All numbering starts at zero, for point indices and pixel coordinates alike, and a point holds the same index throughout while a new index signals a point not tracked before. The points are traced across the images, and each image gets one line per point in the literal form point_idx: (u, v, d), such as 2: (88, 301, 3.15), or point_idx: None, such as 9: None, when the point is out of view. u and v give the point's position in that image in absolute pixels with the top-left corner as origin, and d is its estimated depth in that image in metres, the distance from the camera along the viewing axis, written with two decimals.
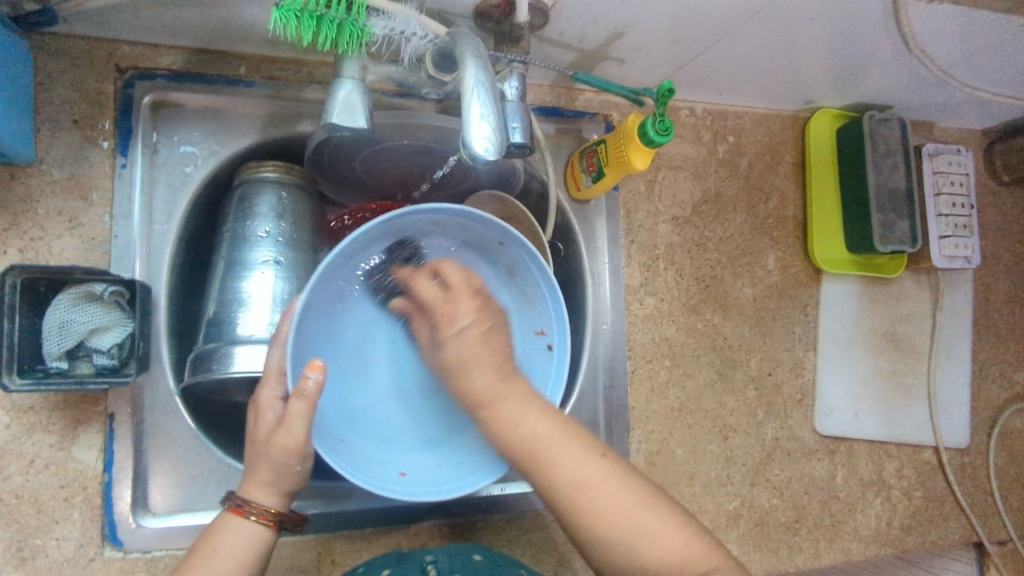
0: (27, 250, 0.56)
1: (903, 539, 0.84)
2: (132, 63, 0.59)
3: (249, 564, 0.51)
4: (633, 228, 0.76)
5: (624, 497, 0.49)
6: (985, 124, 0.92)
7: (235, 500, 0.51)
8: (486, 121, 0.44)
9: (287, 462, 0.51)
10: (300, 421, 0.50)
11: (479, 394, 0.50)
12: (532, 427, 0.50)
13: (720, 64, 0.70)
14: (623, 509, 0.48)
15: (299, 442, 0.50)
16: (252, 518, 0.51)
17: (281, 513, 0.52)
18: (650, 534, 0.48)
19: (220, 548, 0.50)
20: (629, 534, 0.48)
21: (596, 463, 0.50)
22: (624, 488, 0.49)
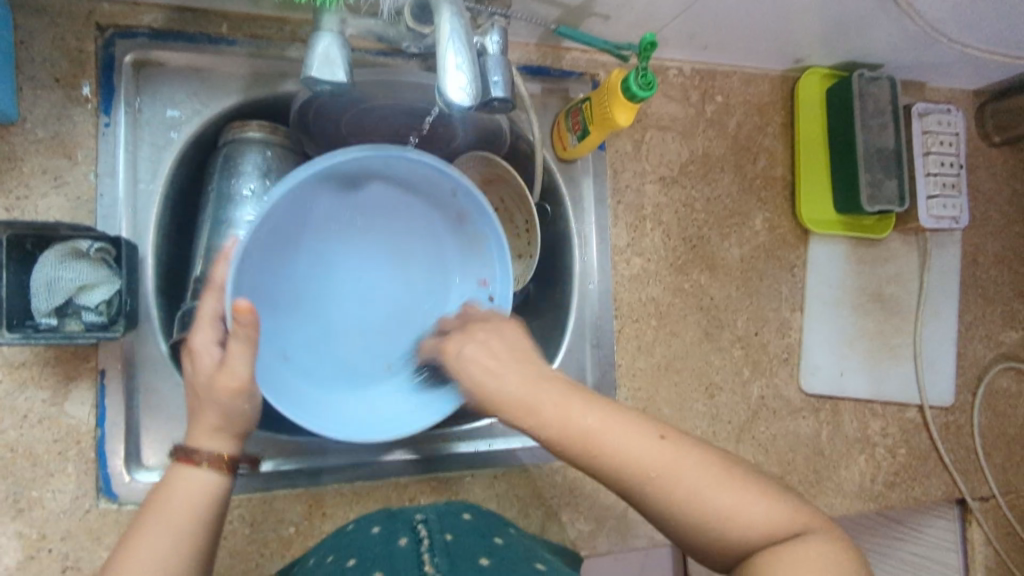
0: (13, 209, 0.56)
1: (886, 495, 0.85)
2: (112, 21, 0.59)
3: (202, 513, 0.49)
4: (620, 189, 0.76)
5: (676, 460, 0.47)
6: (977, 84, 0.92)
7: (183, 449, 0.51)
8: (461, 71, 0.44)
9: (232, 403, 0.53)
10: (242, 360, 0.52)
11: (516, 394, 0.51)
12: (583, 404, 0.49)
13: (708, 21, 0.70)
14: (676, 470, 0.47)
15: (243, 380, 0.52)
16: (202, 464, 0.51)
17: (234, 457, 0.52)
18: (709, 495, 0.46)
19: (171, 497, 0.49)
20: (681, 488, 0.46)
21: (637, 421, 0.49)
22: (681, 450, 0.48)
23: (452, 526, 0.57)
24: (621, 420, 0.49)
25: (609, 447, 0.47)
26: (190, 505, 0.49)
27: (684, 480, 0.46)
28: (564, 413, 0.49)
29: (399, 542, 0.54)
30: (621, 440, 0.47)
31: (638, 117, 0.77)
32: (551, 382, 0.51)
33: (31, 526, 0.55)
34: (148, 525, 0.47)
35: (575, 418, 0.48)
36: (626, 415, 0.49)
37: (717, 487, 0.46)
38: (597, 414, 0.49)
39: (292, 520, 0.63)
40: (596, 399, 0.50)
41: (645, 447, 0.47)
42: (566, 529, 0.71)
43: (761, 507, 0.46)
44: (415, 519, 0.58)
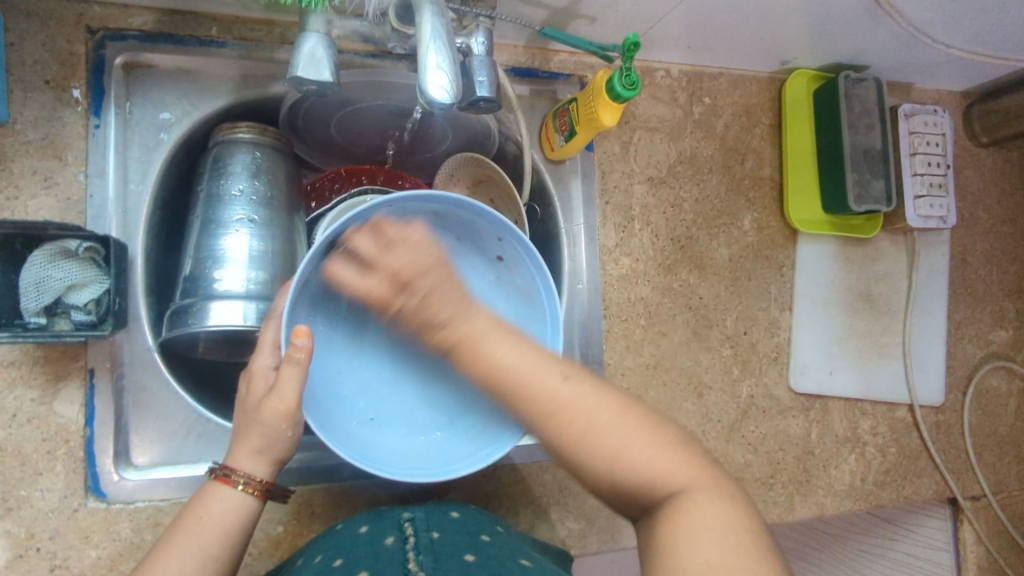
0: (3, 209, 0.56)
1: (877, 494, 0.85)
2: (102, 23, 0.59)
3: (233, 532, 0.52)
4: (608, 189, 0.77)
5: (585, 398, 0.47)
6: (964, 85, 0.92)
7: (224, 470, 0.52)
8: (442, 70, 0.45)
9: (277, 428, 0.52)
10: (292, 386, 0.51)
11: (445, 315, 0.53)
12: (487, 327, 0.52)
13: (693, 23, 0.70)
14: (586, 410, 0.46)
15: (291, 405, 0.52)
16: (240, 487, 0.52)
17: (269, 483, 0.53)
18: (618, 442, 0.46)
19: (204, 515, 0.51)
20: (577, 426, 0.46)
21: (550, 359, 0.49)
22: (594, 395, 0.47)
23: (439, 525, 0.58)
24: (536, 358, 0.49)
25: (529, 384, 0.48)
26: (226, 524, 0.51)
27: (594, 422, 0.46)
28: (483, 350, 0.50)
29: (386, 541, 0.55)
30: (541, 380, 0.48)
31: (626, 118, 0.78)
32: (479, 314, 0.53)
33: (19, 525, 0.55)
34: (178, 542, 0.50)
35: (496, 359, 0.49)
36: (545, 356, 0.50)
37: (622, 433, 0.46)
38: (519, 350, 0.50)
39: (281, 519, 0.63)
40: (511, 335, 0.51)
41: (562, 390, 0.47)
42: (555, 528, 0.71)
43: (657, 449, 0.46)
44: (402, 518, 0.58)
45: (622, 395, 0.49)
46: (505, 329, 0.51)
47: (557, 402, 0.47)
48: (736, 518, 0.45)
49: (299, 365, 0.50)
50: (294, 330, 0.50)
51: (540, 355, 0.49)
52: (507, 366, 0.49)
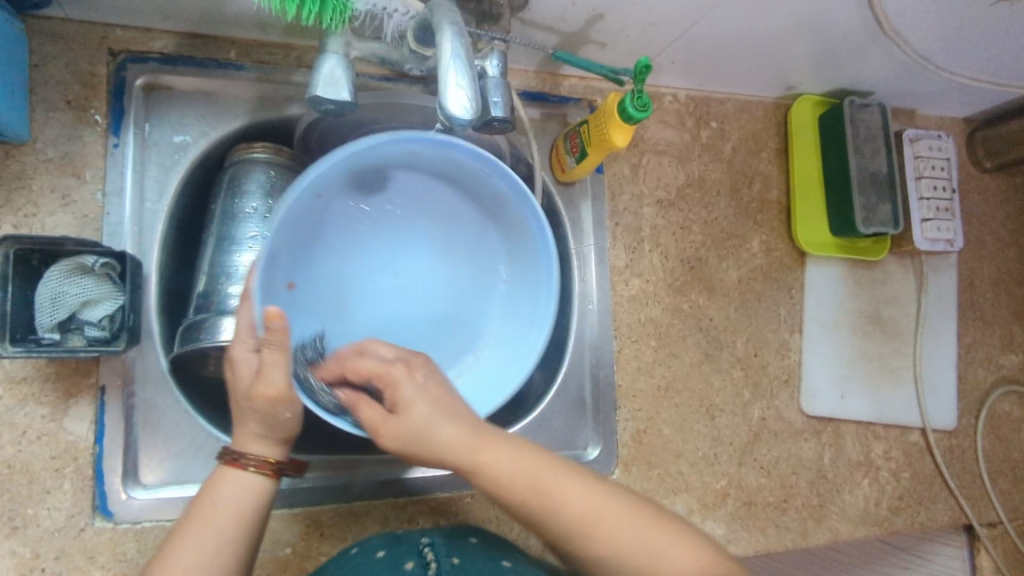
0: (21, 226, 0.57)
1: (891, 520, 0.84)
2: (124, 46, 0.61)
3: (249, 515, 0.51)
4: (618, 211, 0.77)
5: (604, 504, 0.51)
6: (966, 111, 0.94)
7: (231, 453, 0.52)
8: (462, 89, 0.46)
9: (274, 412, 0.51)
10: (278, 368, 0.50)
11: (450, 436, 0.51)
12: (510, 447, 0.52)
13: (702, 49, 0.72)
14: (609, 520, 0.51)
15: (281, 389, 0.50)
16: (251, 468, 0.51)
17: (279, 461, 0.53)
18: (642, 541, 0.50)
19: (216, 500, 0.50)
20: (609, 536, 0.50)
21: (577, 474, 0.52)
22: (607, 494, 0.52)
23: (459, 550, 0.57)
24: (548, 464, 0.52)
25: (558, 497, 0.51)
26: (239, 506, 0.50)
27: (615, 535, 0.50)
28: (507, 464, 0.51)
29: (406, 566, 0.54)
30: (570, 495, 0.51)
31: (636, 141, 0.79)
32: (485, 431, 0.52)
33: (25, 544, 0.55)
34: (194, 526, 0.49)
35: (528, 476, 0.51)
36: (561, 466, 0.52)
37: (651, 532, 0.51)
38: (536, 462, 0.52)
39: (289, 540, 0.62)
40: (513, 441, 0.53)
41: (587, 499, 0.51)
42: (567, 553, 0.70)
43: (682, 548, 0.51)
44: (422, 542, 0.58)
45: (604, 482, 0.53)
46: (517, 442, 0.52)
47: (585, 513, 0.50)
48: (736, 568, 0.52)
49: (281, 347, 0.49)
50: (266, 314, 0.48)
51: (555, 463, 0.52)
52: (534, 478, 0.51)
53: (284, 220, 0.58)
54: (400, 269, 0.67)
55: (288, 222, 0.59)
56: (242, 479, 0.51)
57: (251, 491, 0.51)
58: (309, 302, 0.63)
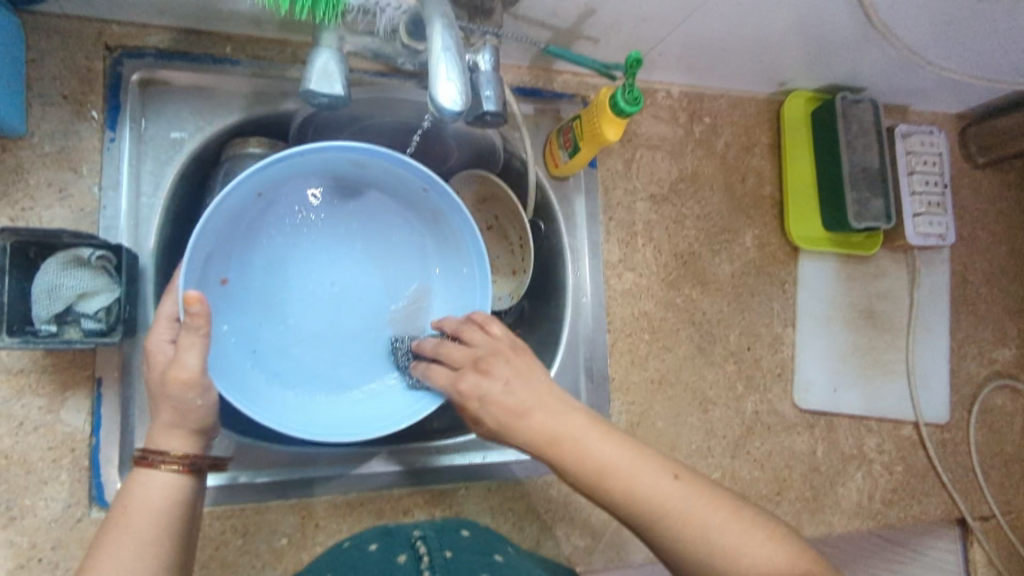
0: (18, 219, 0.58)
1: (885, 513, 0.85)
2: (120, 42, 0.61)
3: (167, 517, 0.49)
4: (612, 206, 0.78)
5: (677, 495, 0.50)
6: (958, 107, 0.94)
7: (140, 453, 0.50)
8: (452, 82, 0.47)
9: (187, 398, 0.50)
10: (193, 352, 0.49)
11: (521, 397, 0.54)
12: (585, 426, 0.53)
13: (694, 44, 0.72)
14: (676, 510, 0.50)
15: (196, 373, 0.49)
16: (161, 467, 0.50)
17: (192, 456, 0.51)
18: (715, 535, 0.49)
19: (132, 503, 0.48)
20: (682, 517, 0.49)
21: (654, 459, 0.52)
22: (689, 491, 0.50)
23: (452, 543, 0.57)
24: (638, 451, 0.52)
25: (623, 479, 0.51)
26: (156, 507, 0.49)
27: (685, 524, 0.49)
28: (578, 449, 0.52)
29: (398, 559, 0.54)
30: (643, 480, 0.50)
31: (629, 137, 0.80)
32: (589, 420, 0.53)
33: (21, 535, 0.55)
34: (112, 535, 0.47)
35: (601, 459, 0.51)
36: (644, 453, 0.52)
37: (719, 530, 0.49)
38: (619, 449, 0.52)
39: (284, 531, 0.63)
40: (595, 422, 0.53)
41: (658, 484, 0.50)
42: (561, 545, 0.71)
43: (763, 546, 0.48)
44: (413, 536, 0.58)
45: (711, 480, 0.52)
46: (598, 423, 0.53)
47: (654, 499, 0.50)
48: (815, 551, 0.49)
49: (200, 333, 0.49)
50: (187, 298, 0.47)
51: (632, 451, 0.52)
52: (607, 463, 0.51)
53: (217, 227, 0.57)
54: (342, 262, 0.65)
55: (222, 220, 0.57)
56: (160, 476, 0.50)
57: (171, 488, 0.50)
58: (251, 300, 0.61)
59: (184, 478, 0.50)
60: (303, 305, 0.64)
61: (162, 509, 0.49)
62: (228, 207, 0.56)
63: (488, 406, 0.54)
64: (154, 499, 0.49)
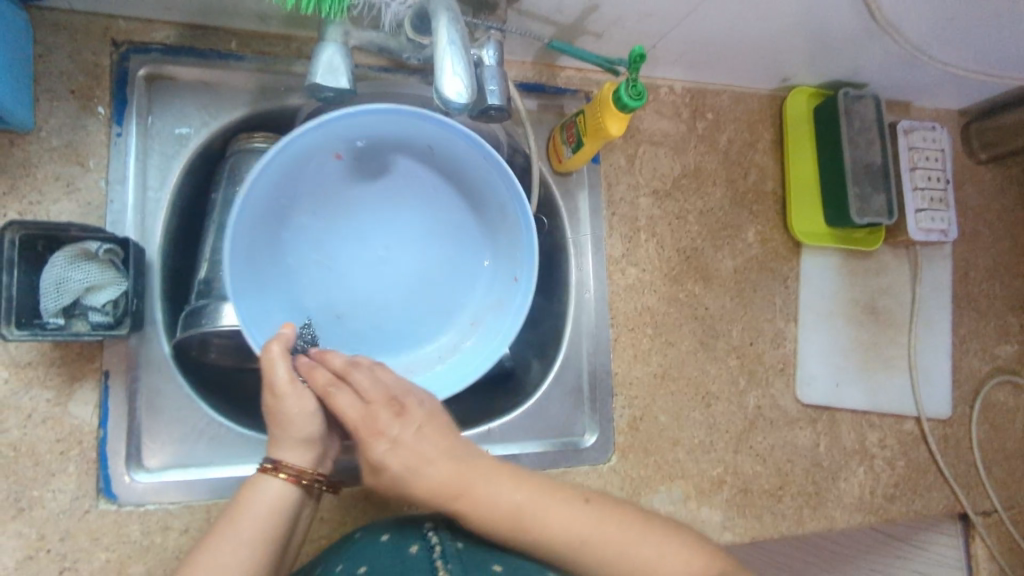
0: (25, 213, 0.58)
1: (886, 507, 0.85)
2: (126, 37, 0.61)
3: (274, 526, 0.52)
4: (615, 201, 0.78)
5: (593, 525, 0.54)
6: (960, 103, 0.94)
7: (266, 461, 0.54)
8: (458, 77, 0.47)
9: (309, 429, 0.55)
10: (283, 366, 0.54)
11: (441, 469, 0.54)
12: (486, 472, 0.54)
13: (697, 40, 0.73)
14: (589, 539, 0.54)
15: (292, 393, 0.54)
16: (281, 477, 0.53)
17: (309, 476, 0.55)
18: (634, 555, 0.54)
19: (245, 506, 0.52)
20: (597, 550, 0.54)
21: (559, 495, 0.55)
22: (598, 511, 0.55)
23: (463, 535, 0.57)
24: (544, 492, 0.55)
25: (536, 521, 0.53)
26: (266, 515, 0.52)
27: (593, 545, 0.54)
28: (488, 493, 0.54)
29: (410, 549, 0.54)
30: (553, 517, 0.54)
31: (632, 133, 0.80)
32: (472, 464, 0.55)
33: (30, 526, 0.56)
34: (222, 535, 0.50)
35: (502, 499, 0.54)
36: (551, 490, 0.55)
37: (636, 546, 0.54)
38: (526, 490, 0.55)
39: None
40: (503, 471, 0.55)
41: (570, 524, 0.54)
42: None
43: (679, 551, 0.54)
44: (425, 527, 0.58)
45: (610, 499, 0.57)
46: (503, 467, 0.55)
47: (562, 535, 0.54)
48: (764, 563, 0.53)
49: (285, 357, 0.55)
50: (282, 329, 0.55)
51: (538, 488, 0.55)
52: (512, 506, 0.53)
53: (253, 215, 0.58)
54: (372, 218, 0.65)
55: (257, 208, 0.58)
56: (274, 486, 0.53)
57: (283, 497, 0.53)
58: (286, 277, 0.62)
59: (293, 491, 0.54)
60: (344, 283, 0.65)
61: (269, 518, 0.52)
62: (253, 200, 0.59)
63: (448, 415, 0.54)
64: (266, 507, 0.52)
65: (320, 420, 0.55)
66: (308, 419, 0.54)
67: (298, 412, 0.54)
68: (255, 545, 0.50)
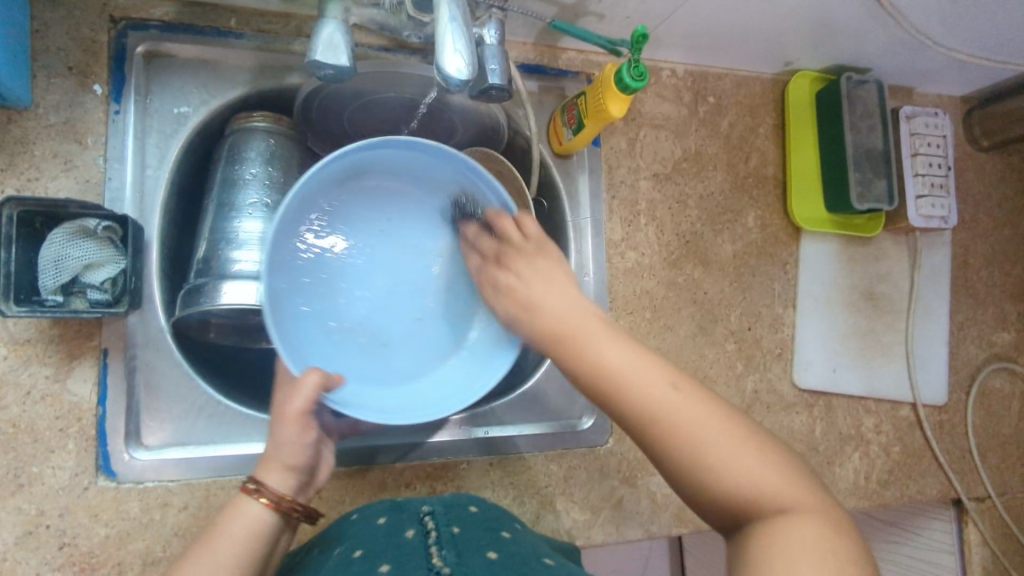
0: (24, 190, 0.58)
1: (881, 493, 0.85)
2: (125, 13, 0.61)
3: (253, 550, 0.52)
4: (615, 184, 0.78)
5: (687, 407, 0.46)
6: (962, 90, 0.94)
7: (248, 481, 0.53)
8: (459, 54, 0.47)
9: (296, 459, 0.55)
10: (310, 390, 0.54)
11: (544, 321, 0.54)
12: (601, 329, 0.51)
13: (700, 21, 0.72)
14: (676, 415, 0.46)
15: (302, 409, 0.54)
16: (262, 501, 0.53)
17: (291, 501, 0.54)
18: (727, 456, 0.45)
19: (229, 529, 0.52)
20: (661, 407, 0.46)
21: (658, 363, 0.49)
22: (695, 398, 0.47)
23: (458, 519, 0.57)
24: (637, 358, 0.49)
25: (627, 376, 0.48)
26: (244, 539, 0.52)
27: (695, 434, 0.45)
28: (598, 350, 0.50)
29: (406, 534, 0.55)
30: (643, 384, 0.47)
31: (632, 115, 0.79)
32: (593, 318, 0.52)
33: (30, 502, 0.56)
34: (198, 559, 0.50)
35: (597, 359, 0.49)
36: (649, 355, 0.49)
37: (741, 454, 0.45)
38: (624, 352, 0.49)
39: None
40: (620, 336, 0.51)
41: (663, 388, 0.47)
42: (561, 519, 0.72)
43: (764, 467, 0.45)
44: (422, 512, 0.58)
45: (753, 423, 0.47)
46: (613, 327, 0.51)
47: (661, 406, 0.46)
48: (828, 528, 0.43)
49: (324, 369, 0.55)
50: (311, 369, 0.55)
51: (636, 350, 0.49)
52: (602, 361, 0.49)
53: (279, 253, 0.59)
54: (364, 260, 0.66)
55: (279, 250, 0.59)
56: (256, 510, 0.53)
57: (263, 521, 0.53)
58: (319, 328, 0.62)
59: (272, 517, 0.53)
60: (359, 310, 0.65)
61: (251, 541, 0.52)
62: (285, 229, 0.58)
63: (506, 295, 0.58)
64: (246, 531, 0.52)
65: (309, 449, 0.56)
66: (296, 446, 0.55)
67: (296, 440, 0.55)
68: (232, 566, 0.50)
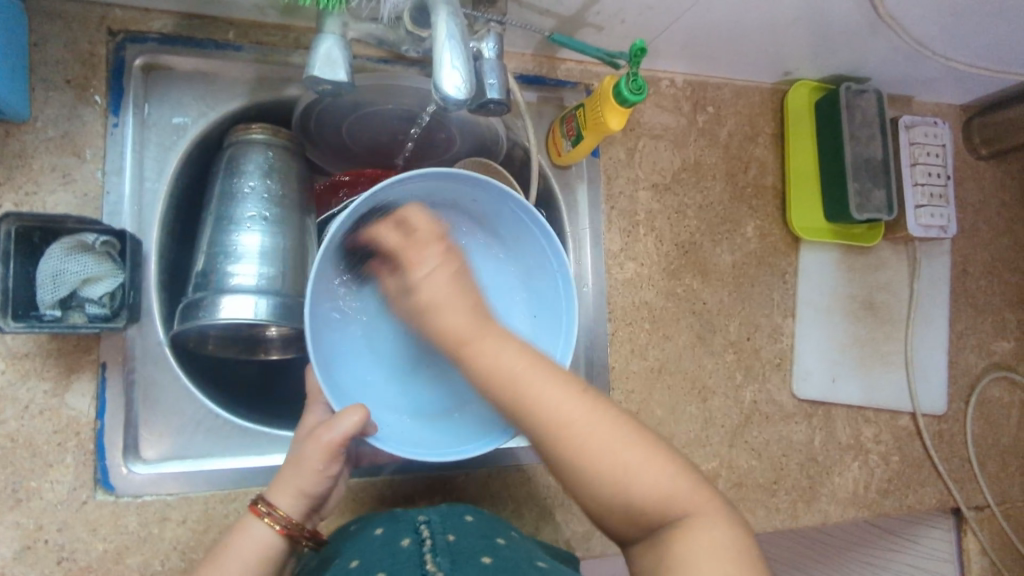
0: (22, 205, 0.58)
1: (880, 502, 0.85)
2: (123, 26, 0.61)
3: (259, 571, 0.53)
4: (614, 195, 0.78)
5: (550, 398, 0.49)
6: (962, 98, 0.94)
7: (258, 500, 0.54)
8: (457, 70, 0.47)
9: (312, 488, 0.55)
10: (336, 432, 0.53)
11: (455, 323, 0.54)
12: (498, 343, 0.52)
13: (699, 32, 0.72)
14: (561, 419, 0.48)
15: (332, 447, 0.54)
16: (268, 523, 0.54)
17: (297, 529, 0.54)
18: (631, 467, 0.48)
19: (236, 544, 0.53)
20: (516, 393, 0.50)
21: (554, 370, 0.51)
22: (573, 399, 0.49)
23: (455, 527, 0.57)
24: (550, 376, 0.50)
25: (489, 367, 0.51)
26: (250, 562, 0.53)
27: (571, 436, 0.48)
28: (478, 348, 0.52)
29: (402, 543, 0.54)
30: (532, 385, 0.49)
31: (632, 126, 0.79)
32: (492, 327, 0.54)
33: (28, 516, 0.56)
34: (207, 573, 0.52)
35: (494, 366, 0.51)
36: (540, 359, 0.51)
37: (626, 454, 0.48)
38: (520, 360, 0.51)
39: None
40: (515, 343, 0.53)
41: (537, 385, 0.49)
42: (560, 530, 0.72)
43: (654, 475, 0.48)
44: (418, 520, 0.58)
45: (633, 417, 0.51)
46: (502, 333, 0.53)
47: (525, 398, 0.49)
48: (722, 533, 0.47)
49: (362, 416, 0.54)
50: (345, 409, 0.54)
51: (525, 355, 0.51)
52: (491, 364, 0.51)
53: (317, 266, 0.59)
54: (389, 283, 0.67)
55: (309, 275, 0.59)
56: (263, 530, 0.54)
57: (269, 547, 0.54)
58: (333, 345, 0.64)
59: (279, 541, 0.54)
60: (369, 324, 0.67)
61: (256, 565, 0.53)
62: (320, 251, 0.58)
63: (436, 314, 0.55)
64: (255, 554, 0.53)
65: (327, 480, 0.55)
66: (316, 476, 0.54)
67: (313, 470, 0.54)
68: None
